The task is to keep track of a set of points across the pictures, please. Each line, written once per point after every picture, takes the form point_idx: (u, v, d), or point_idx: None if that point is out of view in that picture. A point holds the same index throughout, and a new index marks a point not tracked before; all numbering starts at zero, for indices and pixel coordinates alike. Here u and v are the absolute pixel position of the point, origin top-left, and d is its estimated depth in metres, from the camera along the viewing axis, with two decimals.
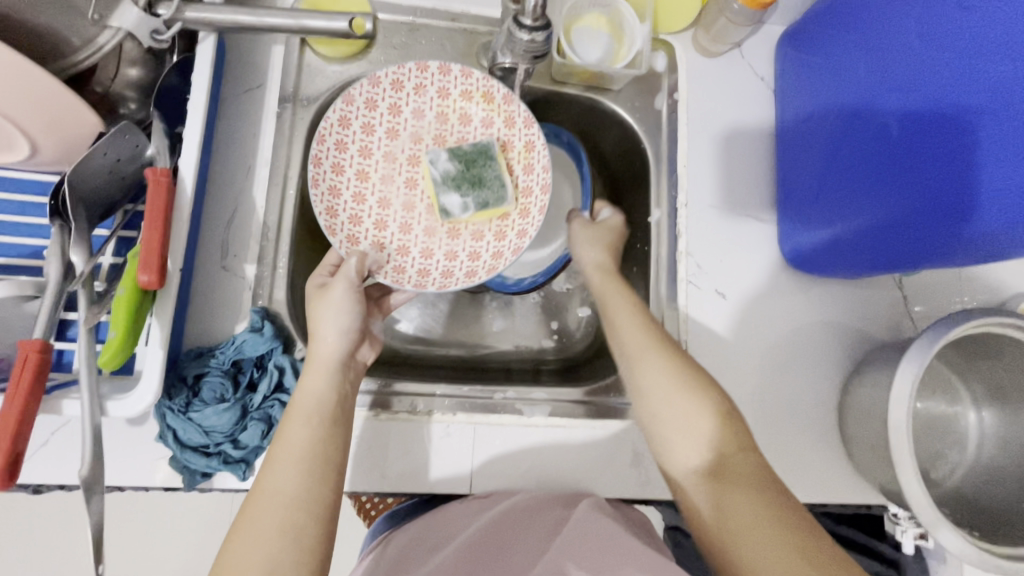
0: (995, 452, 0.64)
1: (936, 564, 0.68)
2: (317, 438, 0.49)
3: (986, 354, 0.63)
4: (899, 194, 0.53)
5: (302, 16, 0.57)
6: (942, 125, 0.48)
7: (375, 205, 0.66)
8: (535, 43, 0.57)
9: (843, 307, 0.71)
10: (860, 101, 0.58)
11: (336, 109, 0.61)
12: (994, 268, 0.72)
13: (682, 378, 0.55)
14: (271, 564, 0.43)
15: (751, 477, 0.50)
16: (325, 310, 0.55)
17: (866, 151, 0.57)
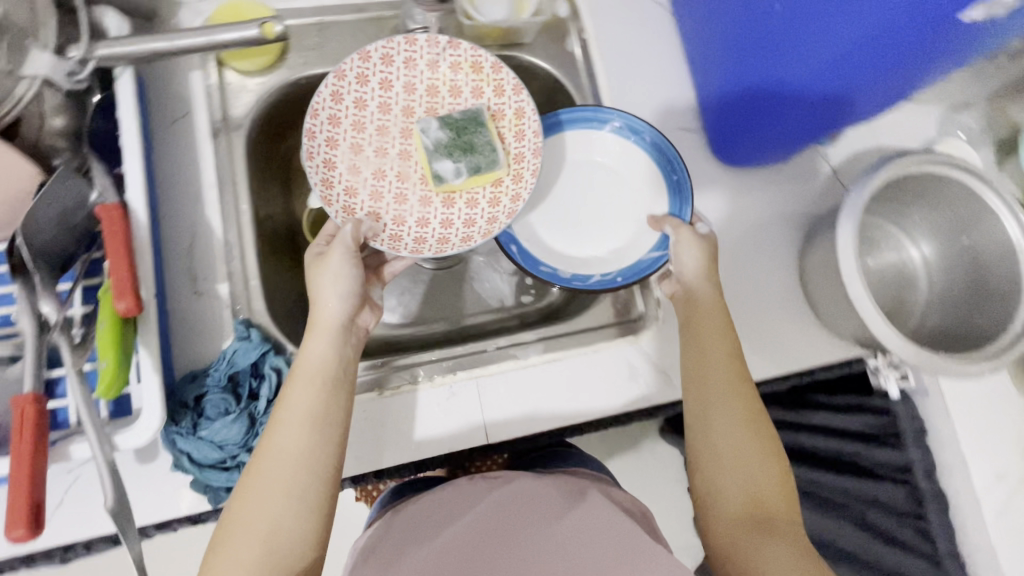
0: (942, 281, 0.71)
1: (920, 398, 0.76)
2: (321, 400, 0.52)
3: (922, 195, 0.69)
4: (793, 120, 0.64)
5: (212, 32, 0.58)
6: (834, 90, 0.57)
7: (369, 175, 0.67)
8: None
9: (786, 192, 0.76)
10: (756, 48, 0.62)
11: (328, 85, 0.64)
12: (904, 124, 0.78)
13: (745, 416, 0.58)
14: (278, 511, 0.48)
15: (787, 525, 0.53)
16: (324, 277, 0.57)
17: (766, 95, 0.64)
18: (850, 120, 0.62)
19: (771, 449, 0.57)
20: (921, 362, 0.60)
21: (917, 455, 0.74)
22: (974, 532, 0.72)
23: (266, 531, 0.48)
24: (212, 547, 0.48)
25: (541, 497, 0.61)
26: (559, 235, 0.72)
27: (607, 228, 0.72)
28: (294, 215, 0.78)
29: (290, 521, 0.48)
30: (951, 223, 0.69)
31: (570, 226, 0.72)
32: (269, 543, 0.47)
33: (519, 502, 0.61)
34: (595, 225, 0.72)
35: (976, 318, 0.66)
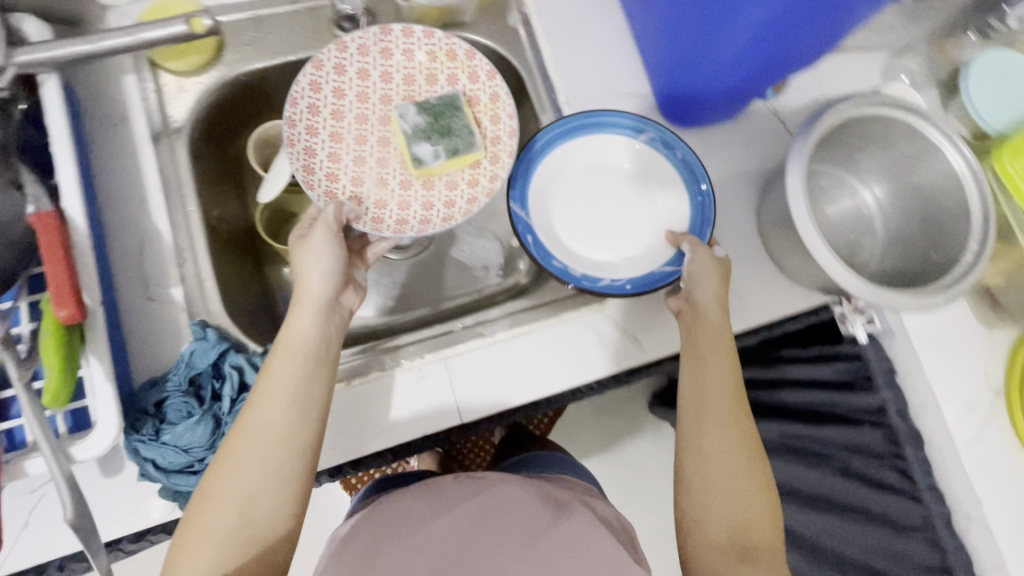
0: (897, 222, 0.73)
1: (887, 339, 0.77)
2: (299, 373, 0.52)
3: (874, 137, 0.70)
4: (749, 78, 0.65)
5: (140, 31, 0.56)
6: (796, 39, 0.58)
7: (349, 162, 0.68)
8: None
9: (741, 149, 0.76)
10: (706, 21, 0.61)
11: (307, 74, 0.65)
12: (850, 71, 0.79)
13: (741, 449, 0.56)
14: (254, 485, 0.48)
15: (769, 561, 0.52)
16: (308, 255, 0.56)
17: (724, 68, 0.63)
18: (798, 56, 0.61)
19: (762, 477, 0.56)
20: (878, 299, 0.61)
21: (889, 395, 0.75)
22: (950, 466, 0.73)
23: (245, 501, 0.47)
24: (187, 520, 0.47)
25: (524, 502, 0.60)
26: (566, 226, 0.71)
27: (624, 236, 0.71)
28: (249, 217, 0.76)
29: (267, 494, 0.48)
30: (900, 163, 0.70)
31: (582, 221, 0.71)
32: (247, 513, 0.47)
33: (501, 503, 0.60)
34: (610, 226, 0.71)
35: (932, 254, 0.68)
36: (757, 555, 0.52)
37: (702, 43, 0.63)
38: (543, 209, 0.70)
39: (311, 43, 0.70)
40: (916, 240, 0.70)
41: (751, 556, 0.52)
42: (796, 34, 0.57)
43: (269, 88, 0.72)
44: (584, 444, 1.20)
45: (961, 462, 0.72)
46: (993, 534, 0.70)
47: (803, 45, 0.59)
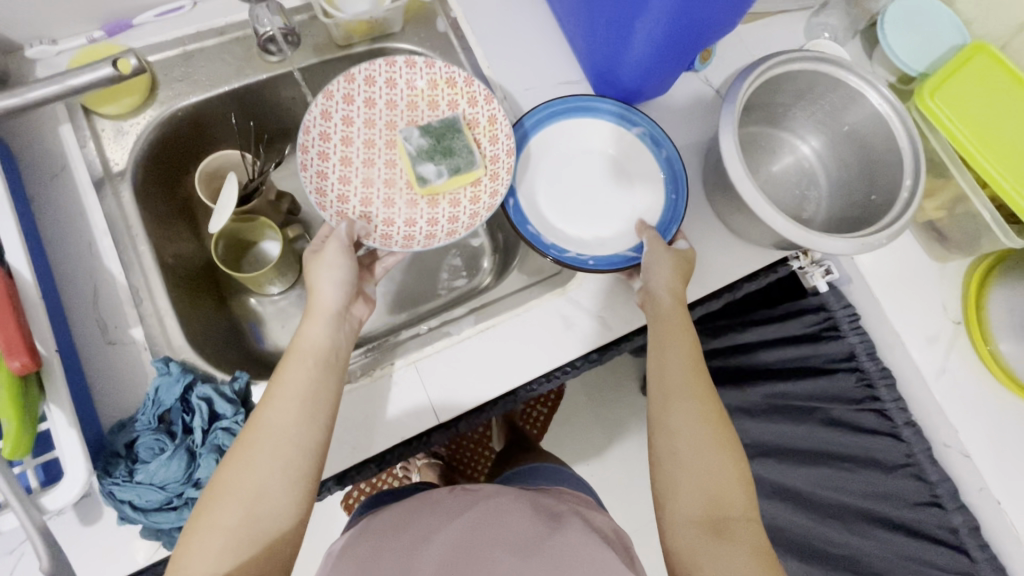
0: (838, 171, 0.75)
1: (846, 285, 0.79)
2: (312, 378, 0.52)
3: (805, 90, 0.72)
4: (677, 51, 0.65)
5: (67, 78, 0.57)
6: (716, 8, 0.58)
7: (359, 184, 0.71)
8: None
9: (680, 120, 0.78)
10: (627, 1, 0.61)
11: (318, 104, 0.68)
12: (773, 33, 0.82)
13: (709, 425, 0.55)
14: (262, 485, 0.47)
15: (749, 537, 0.50)
16: (320, 266, 0.58)
17: (649, 44, 0.64)
18: (711, 29, 0.63)
19: (732, 451, 0.54)
20: (820, 244, 0.63)
21: (856, 340, 0.77)
22: (923, 400, 0.75)
23: (250, 501, 0.46)
24: (190, 524, 0.46)
25: (515, 516, 0.58)
26: (560, 214, 0.71)
27: (603, 215, 0.72)
28: (206, 251, 0.77)
29: (275, 494, 0.47)
30: (832, 115, 0.73)
31: (572, 205, 0.72)
32: (252, 514, 0.46)
33: (492, 518, 0.58)
34: (603, 215, 0.72)
35: (873, 198, 0.70)
36: (730, 528, 0.50)
37: (620, 15, 0.64)
38: (534, 197, 0.72)
39: (245, 71, 0.71)
40: (858, 187, 0.73)
41: (725, 530, 0.50)
42: (702, 9, 0.58)
43: (209, 120, 0.73)
44: (577, 435, 1.21)
45: (932, 395, 0.74)
46: (972, 459, 0.71)
47: (712, 17, 0.60)
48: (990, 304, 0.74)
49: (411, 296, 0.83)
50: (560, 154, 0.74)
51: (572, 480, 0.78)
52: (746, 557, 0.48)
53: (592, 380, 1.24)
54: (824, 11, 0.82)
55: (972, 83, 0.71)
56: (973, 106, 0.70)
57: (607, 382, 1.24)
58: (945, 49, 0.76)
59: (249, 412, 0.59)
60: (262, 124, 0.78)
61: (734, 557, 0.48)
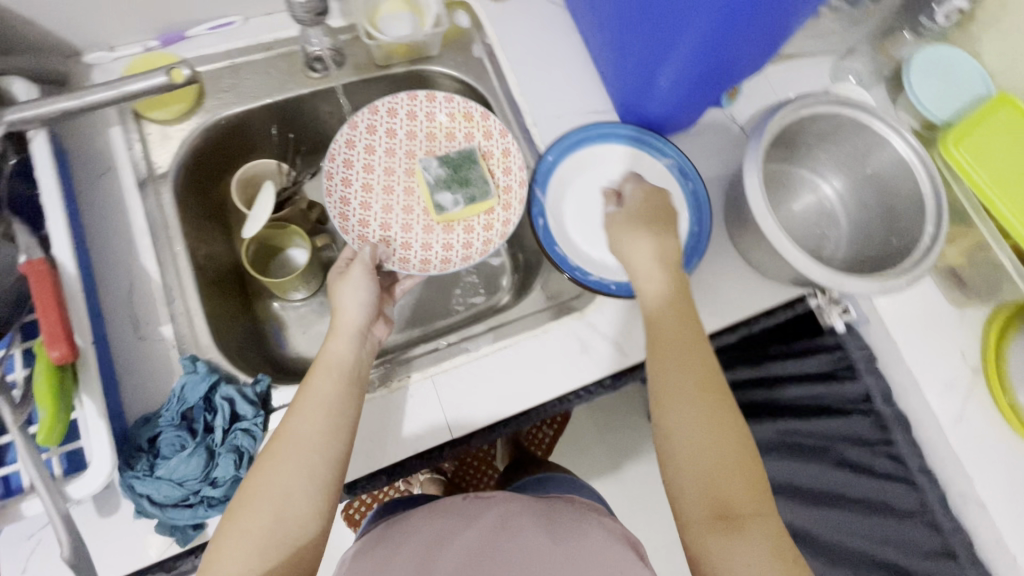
0: (861, 214, 0.76)
1: (864, 325, 0.79)
2: (337, 391, 0.53)
3: (829, 133, 0.73)
4: (702, 91, 0.68)
5: (122, 85, 0.60)
6: (745, 53, 0.61)
7: (379, 210, 0.75)
8: (314, 2, 0.62)
9: (708, 156, 0.80)
10: (658, 43, 0.64)
11: (343, 133, 0.73)
12: (799, 75, 0.84)
13: (706, 416, 0.54)
14: (287, 492, 0.47)
15: (763, 527, 0.48)
16: (345, 286, 0.60)
17: (677, 82, 0.66)
18: (739, 68, 0.65)
19: (736, 437, 0.53)
20: (839, 284, 0.63)
21: (872, 381, 0.77)
22: (938, 447, 0.74)
23: (277, 504, 0.47)
24: (219, 531, 0.47)
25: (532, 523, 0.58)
26: (585, 235, 0.73)
27: None
28: (235, 254, 0.79)
29: (299, 502, 0.48)
30: (855, 158, 0.74)
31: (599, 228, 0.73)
32: (278, 519, 0.46)
33: (504, 526, 0.58)
34: None
35: (893, 242, 0.70)
36: (743, 521, 0.49)
37: (650, 55, 0.66)
38: (562, 219, 0.73)
39: (287, 86, 0.74)
40: (877, 228, 0.73)
41: (736, 523, 0.49)
42: (733, 54, 0.61)
43: (249, 129, 0.76)
44: (583, 458, 1.20)
45: (946, 443, 0.73)
46: (987, 511, 0.70)
47: (741, 60, 0.63)
48: (1009, 355, 0.73)
49: (430, 310, 0.84)
50: (587, 178, 0.75)
51: (586, 491, 0.77)
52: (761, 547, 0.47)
53: (601, 405, 1.23)
54: (850, 56, 0.84)
55: (997, 135, 0.72)
56: (997, 158, 0.71)
57: (617, 407, 1.24)
58: (971, 100, 0.77)
59: (268, 416, 0.61)
60: (300, 137, 0.82)
61: (750, 551, 0.47)
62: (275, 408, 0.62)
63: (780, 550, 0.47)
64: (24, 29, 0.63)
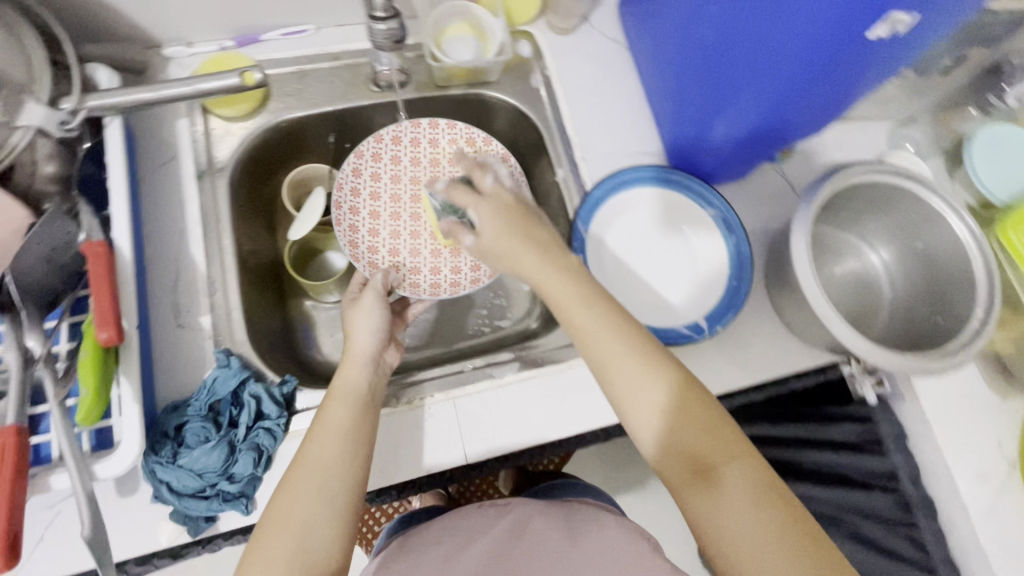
0: (907, 287, 0.74)
1: (898, 403, 0.76)
2: (353, 417, 0.54)
3: (883, 202, 0.72)
4: (758, 143, 0.67)
5: (197, 82, 0.62)
6: (811, 111, 0.60)
7: (387, 236, 0.77)
8: (392, 30, 0.63)
9: (756, 210, 0.79)
10: (720, 94, 0.63)
11: (349, 162, 0.75)
12: (856, 138, 0.83)
13: (656, 375, 0.53)
14: (309, 518, 0.47)
15: (739, 469, 0.50)
16: (358, 315, 0.63)
17: (735, 133, 0.66)
18: (793, 132, 0.65)
19: (689, 391, 0.53)
20: (881, 360, 0.61)
21: (900, 461, 0.74)
22: (964, 538, 0.71)
23: (299, 530, 0.47)
24: (246, 557, 0.47)
25: (547, 529, 0.62)
26: (615, 279, 0.74)
27: (666, 281, 0.75)
28: (277, 250, 0.81)
29: (323, 530, 0.48)
30: (906, 230, 0.72)
31: (631, 274, 0.75)
32: (301, 545, 0.47)
33: (520, 533, 0.62)
34: (666, 282, 0.75)
35: (938, 321, 0.68)
36: (717, 473, 0.50)
37: (709, 104, 0.66)
38: (599, 261, 0.75)
39: (348, 96, 0.76)
40: (922, 304, 0.71)
41: (712, 475, 0.50)
42: (795, 114, 0.60)
43: (306, 133, 0.78)
44: None
45: (975, 536, 0.70)
46: None
47: (802, 120, 0.62)
48: None
49: (456, 327, 0.85)
50: (625, 223, 0.76)
51: None
52: (745, 490, 0.48)
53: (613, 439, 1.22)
54: (910, 124, 0.83)
55: None
56: None
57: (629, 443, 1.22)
58: None
59: (291, 418, 0.62)
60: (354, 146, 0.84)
61: (730, 500, 0.48)
62: (298, 411, 0.62)
63: (760, 485, 0.49)
64: (113, 20, 0.66)
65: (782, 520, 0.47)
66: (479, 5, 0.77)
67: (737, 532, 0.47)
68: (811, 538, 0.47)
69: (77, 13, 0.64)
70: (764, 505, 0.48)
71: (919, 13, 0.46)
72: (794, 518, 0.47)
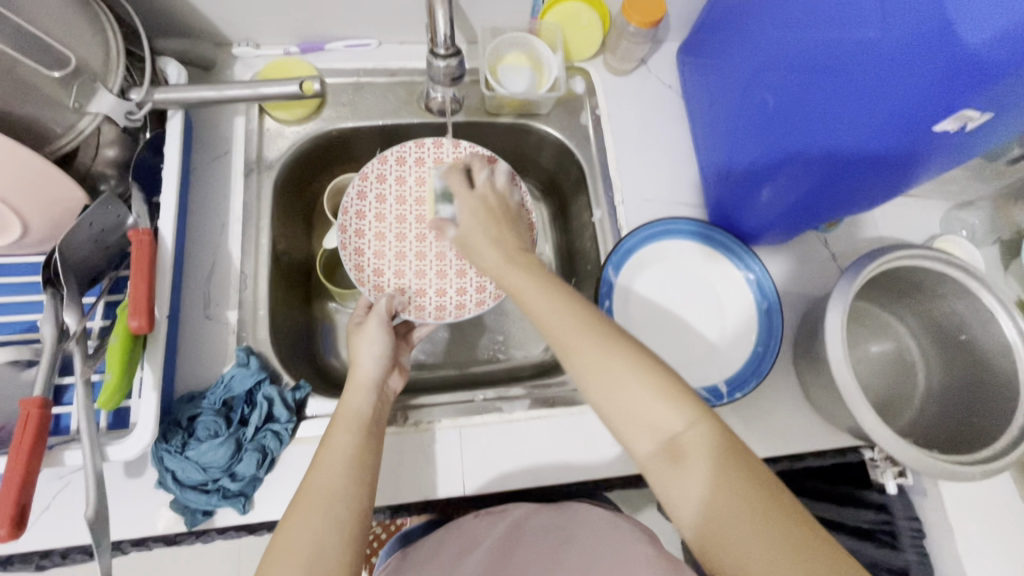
0: (943, 379, 0.70)
1: (918, 497, 0.72)
2: (356, 442, 0.55)
3: (924, 287, 0.69)
4: (814, 212, 0.64)
5: (259, 86, 0.64)
6: (880, 186, 0.56)
7: (392, 258, 0.74)
8: (452, 67, 0.65)
9: (793, 275, 0.77)
10: (781, 154, 0.60)
11: (354, 186, 0.73)
12: (906, 215, 0.80)
13: (615, 350, 0.48)
14: (316, 545, 0.47)
15: (710, 447, 0.44)
16: (362, 342, 0.64)
17: (793, 196, 0.62)
18: (844, 209, 0.62)
19: (660, 376, 0.46)
20: (918, 463, 0.57)
21: (913, 559, 0.70)
22: None
23: (310, 557, 0.46)
24: None
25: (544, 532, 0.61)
26: (640, 331, 0.73)
27: (694, 337, 0.73)
28: (311, 251, 0.83)
29: (332, 557, 0.47)
30: (945, 322, 0.69)
31: (655, 330, 0.73)
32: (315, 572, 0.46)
33: (519, 537, 0.61)
34: (694, 339, 0.73)
35: (974, 421, 0.65)
36: (688, 453, 0.44)
37: (764, 162, 0.63)
38: (623, 313, 0.73)
39: (400, 113, 0.77)
40: (957, 399, 0.68)
41: (683, 457, 0.44)
42: (858, 189, 0.57)
43: (355, 143, 0.80)
44: None
45: None
46: None
47: (862, 197, 0.59)
48: None
49: (473, 350, 0.85)
50: (653, 278, 0.75)
51: None
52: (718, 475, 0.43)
53: None
54: (967, 208, 0.80)
55: None
56: None
57: None
58: None
59: (298, 423, 0.62)
60: None
61: (704, 482, 0.43)
62: (307, 417, 0.63)
63: (733, 472, 0.43)
64: (191, 16, 0.69)
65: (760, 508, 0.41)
66: (540, 39, 0.78)
67: (719, 521, 0.41)
68: (791, 520, 0.40)
69: (158, 7, 0.67)
70: (739, 490, 0.42)
71: (994, 111, 0.43)
72: (770, 494, 0.42)
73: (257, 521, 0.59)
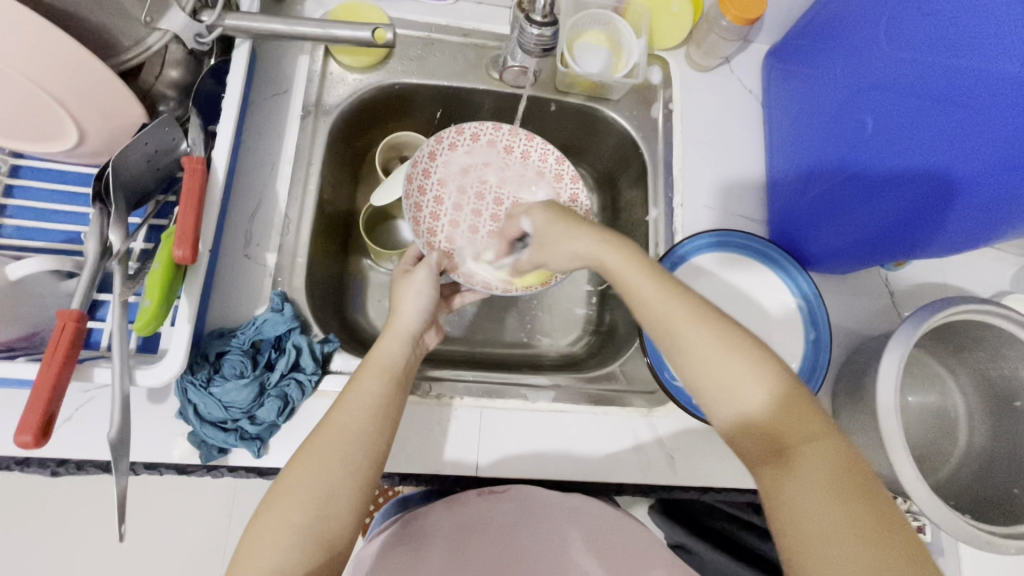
0: (986, 442, 0.67)
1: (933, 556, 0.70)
2: (384, 392, 0.53)
3: (987, 346, 0.65)
4: (890, 247, 0.58)
5: (330, 27, 0.62)
6: (977, 231, 0.50)
7: (447, 223, 0.72)
8: (544, 37, 0.63)
9: (843, 308, 0.73)
10: (868, 174, 0.55)
11: (427, 146, 0.69)
12: (977, 265, 0.76)
13: (725, 340, 0.47)
14: (329, 486, 0.47)
15: (823, 460, 0.42)
16: (407, 292, 0.61)
17: (870, 223, 0.57)
18: (922, 251, 0.57)
19: (762, 359, 0.46)
20: (951, 527, 0.54)
21: None
22: None
23: (318, 501, 0.46)
24: (257, 512, 0.46)
25: None
26: None
27: None
28: (354, 204, 0.81)
29: (341, 501, 0.47)
30: (1002, 385, 0.65)
31: None
32: (321, 514, 0.46)
33: None
34: None
35: (1015, 492, 0.62)
36: (793, 455, 0.43)
37: (849, 182, 0.58)
38: None
39: (467, 76, 0.74)
40: (1000, 466, 0.64)
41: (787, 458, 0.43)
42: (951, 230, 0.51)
43: (414, 101, 0.77)
44: None
45: None
46: None
47: (949, 240, 0.53)
48: None
49: (495, 329, 0.84)
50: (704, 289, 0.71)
51: None
52: (822, 483, 0.41)
53: None
54: None
55: None
56: None
57: None
58: None
59: (323, 376, 0.62)
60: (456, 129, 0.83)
61: (805, 487, 0.42)
62: (331, 372, 0.63)
63: (843, 479, 0.41)
64: None
65: (859, 516, 0.40)
66: (624, 20, 0.74)
67: (809, 528, 0.40)
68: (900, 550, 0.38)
69: None
70: (848, 504, 0.40)
71: None
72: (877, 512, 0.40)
73: (269, 466, 0.59)
